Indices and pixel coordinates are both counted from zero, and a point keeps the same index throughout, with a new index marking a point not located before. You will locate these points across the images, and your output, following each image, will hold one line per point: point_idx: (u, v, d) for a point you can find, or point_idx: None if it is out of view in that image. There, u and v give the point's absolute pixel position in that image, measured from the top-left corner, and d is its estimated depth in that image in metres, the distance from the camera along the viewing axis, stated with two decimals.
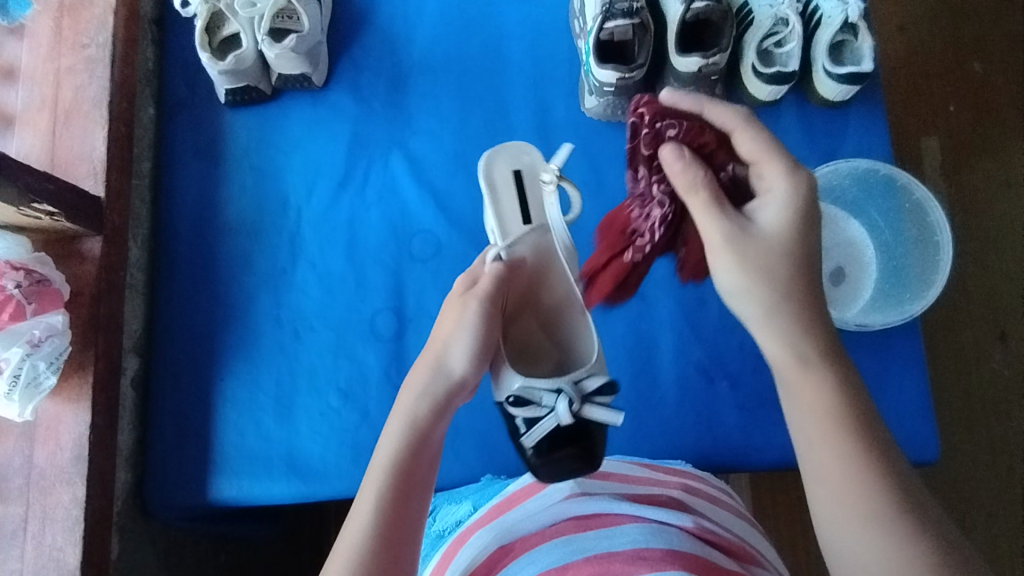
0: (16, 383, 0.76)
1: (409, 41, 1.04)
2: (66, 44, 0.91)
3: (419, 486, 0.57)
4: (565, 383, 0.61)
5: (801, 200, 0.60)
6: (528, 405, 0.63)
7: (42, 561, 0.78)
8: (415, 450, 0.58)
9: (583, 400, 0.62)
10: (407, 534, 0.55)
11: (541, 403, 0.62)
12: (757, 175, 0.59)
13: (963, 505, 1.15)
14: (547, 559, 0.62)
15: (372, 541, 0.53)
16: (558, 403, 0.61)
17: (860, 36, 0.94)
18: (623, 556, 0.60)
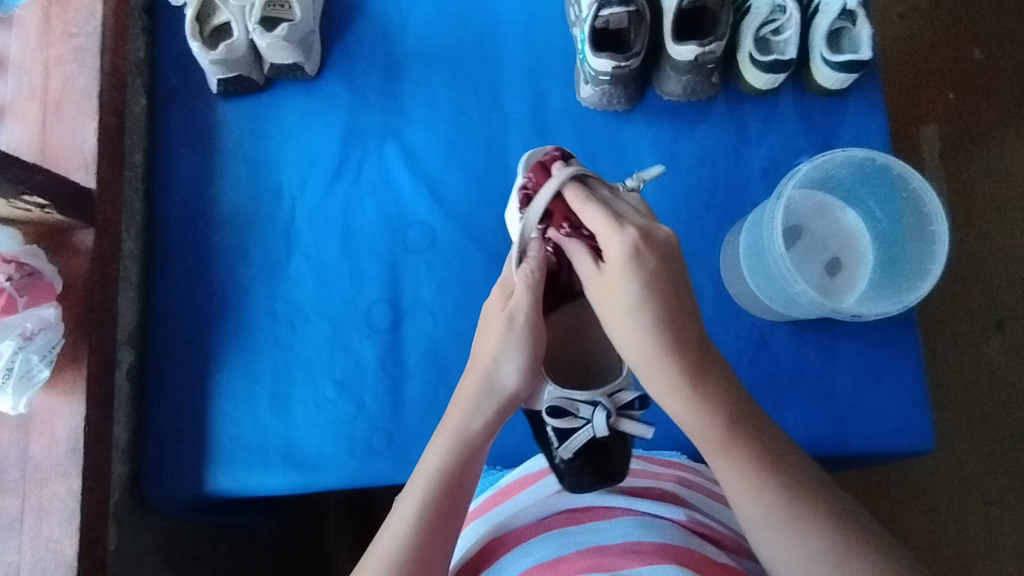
0: (9, 375, 0.75)
1: (402, 29, 1.03)
2: (55, 33, 0.90)
3: (463, 497, 0.57)
4: (600, 396, 0.58)
5: (670, 260, 0.55)
6: (564, 416, 0.59)
7: (39, 553, 0.78)
8: (465, 460, 0.57)
9: (618, 412, 0.59)
10: (442, 545, 0.55)
11: (578, 415, 0.59)
12: (615, 236, 0.55)
13: (959, 494, 1.16)
14: (541, 553, 0.61)
15: (410, 546, 0.54)
16: (596, 415, 0.58)
17: (858, 23, 0.93)
18: (615, 549, 0.59)
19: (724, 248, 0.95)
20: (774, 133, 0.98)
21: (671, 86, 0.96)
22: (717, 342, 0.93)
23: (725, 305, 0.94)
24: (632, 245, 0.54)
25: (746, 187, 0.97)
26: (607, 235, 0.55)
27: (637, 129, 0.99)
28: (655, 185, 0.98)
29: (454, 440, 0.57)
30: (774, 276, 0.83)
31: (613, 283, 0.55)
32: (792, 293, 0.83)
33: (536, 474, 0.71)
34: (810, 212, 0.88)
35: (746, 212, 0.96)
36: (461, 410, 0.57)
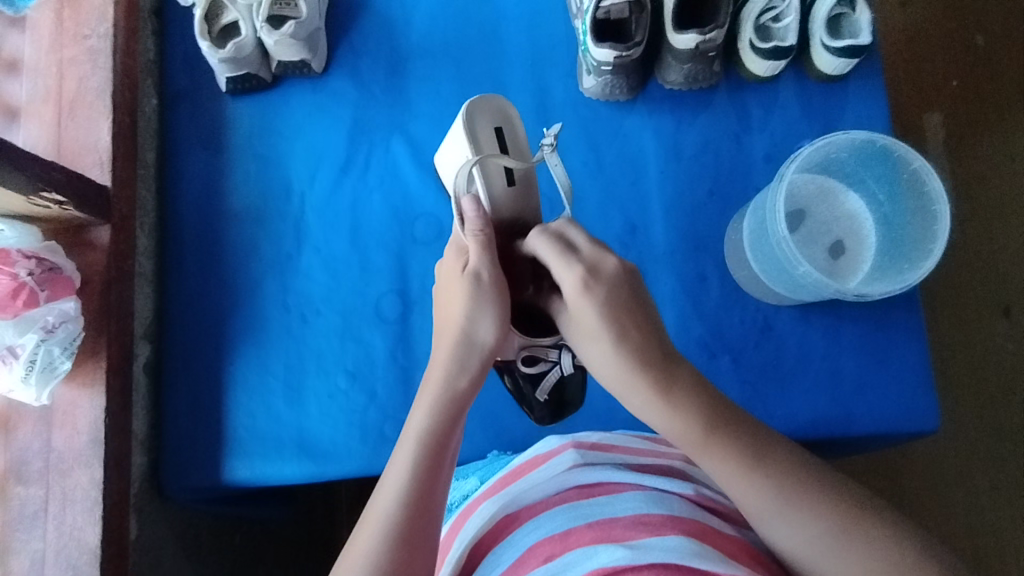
0: (32, 367, 0.78)
1: (407, 24, 1.04)
2: (68, 35, 0.92)
3: (450, 453, 0.59)
4: (565, 340, 0.68)
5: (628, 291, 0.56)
6: (536, 362, 0.69)
7: (63, 540, 0.80)
8: (449, 417, 0.59)
9: None
10: (433, 502, 0.57)
11: (548, 359, 0.69)
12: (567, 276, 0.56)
13: (966, 478, 1.16)
14: (550, 526, 0.63)
15: (403, 500, 0.56)
16: (563, 356, 0.68)
17: (858, 9, 0.94)
18: (624, 522, 0.60)
19: (727, 234, 0.96)
20: (776, 120, 0.99)
21: (672, 75, 0.97)
22: (723, 327, 0.94)
23: (730, 290, 0.95)
24: (578, 283, 0.55)
25: (749, 174, 0.98)
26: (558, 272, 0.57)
27: (640, 119, 1.00)
28: (658, 173, 0.99)
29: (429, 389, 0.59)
30: (779, 260, 0.84)
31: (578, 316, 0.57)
32: (795, 275, 0.84)
33: (546, 454, 0.73)
34: (812, 196, 0.89)
35: (749, 198, 0.97)
36: (438, 373, 0.59)
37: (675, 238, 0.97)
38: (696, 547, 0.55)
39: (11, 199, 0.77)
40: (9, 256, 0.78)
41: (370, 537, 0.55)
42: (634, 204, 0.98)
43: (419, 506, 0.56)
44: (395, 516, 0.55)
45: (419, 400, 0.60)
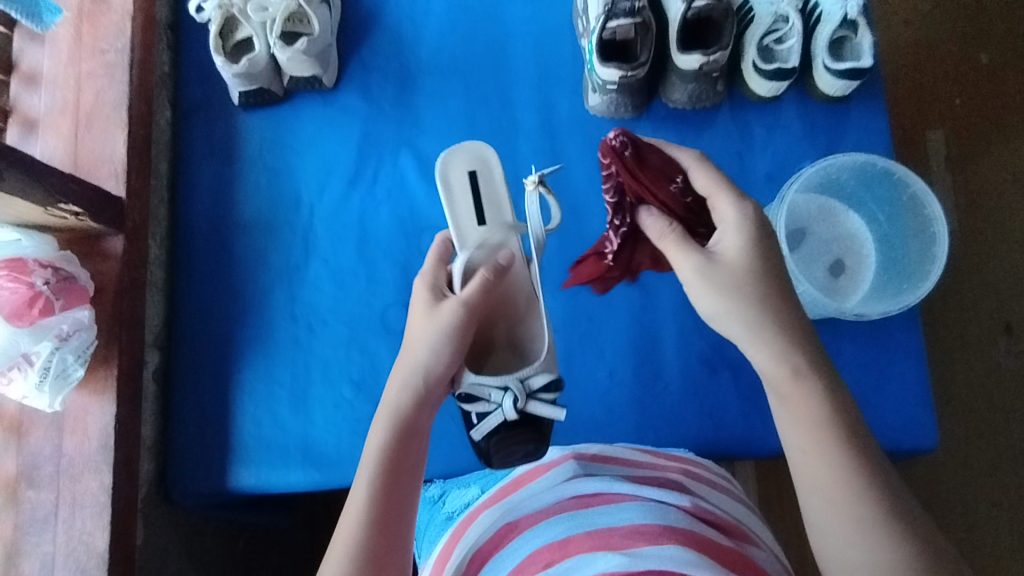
0: (46, 374, 0.79)
1: (416, 41, 1.06)
2: (86, 50, 0.94)
3: (410, 469, 0.61)
4: (511, 382, 0.67)
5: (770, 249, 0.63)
6: (478, 400, 0.69)
7: (73, 544, 0.81)
8: (406, 434, 0.62)
9: (528, 396, 0.68)
10: (399, 513, 0.59)
11: (489, 399, 0.68)
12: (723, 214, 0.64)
13: (967, 496, 1.17)
14: (549, 534, 0.64)
15: (367, 516, 0.58)
16: (505, 399, 0.67)
17: (860, 32, 0.95)
18: (622, 531, 0.61)
19: None
20: (778, 139, 1.01)
21: (676, 94, 0.98)
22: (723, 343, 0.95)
23: None
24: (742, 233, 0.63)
25: (751, 192, 1.00)
26: (722, 200, 0.65)
27: (644, 136, 1.02)
28: None
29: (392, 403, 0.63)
30: None
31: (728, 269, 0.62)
32: (796, 293, 0.85)
33: (547, 465, 0.74)
34: (813, 216, 0.91)
35: None
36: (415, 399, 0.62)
37: None
38: (693, 558, 0.56)
39: (29, 210, 0.79)
40: (26, 265, 0.80)
41: (338, 557, 0.57)
42: None
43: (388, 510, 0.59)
44: (361, 530, 0.57)
45: (377, 423, 0.64)
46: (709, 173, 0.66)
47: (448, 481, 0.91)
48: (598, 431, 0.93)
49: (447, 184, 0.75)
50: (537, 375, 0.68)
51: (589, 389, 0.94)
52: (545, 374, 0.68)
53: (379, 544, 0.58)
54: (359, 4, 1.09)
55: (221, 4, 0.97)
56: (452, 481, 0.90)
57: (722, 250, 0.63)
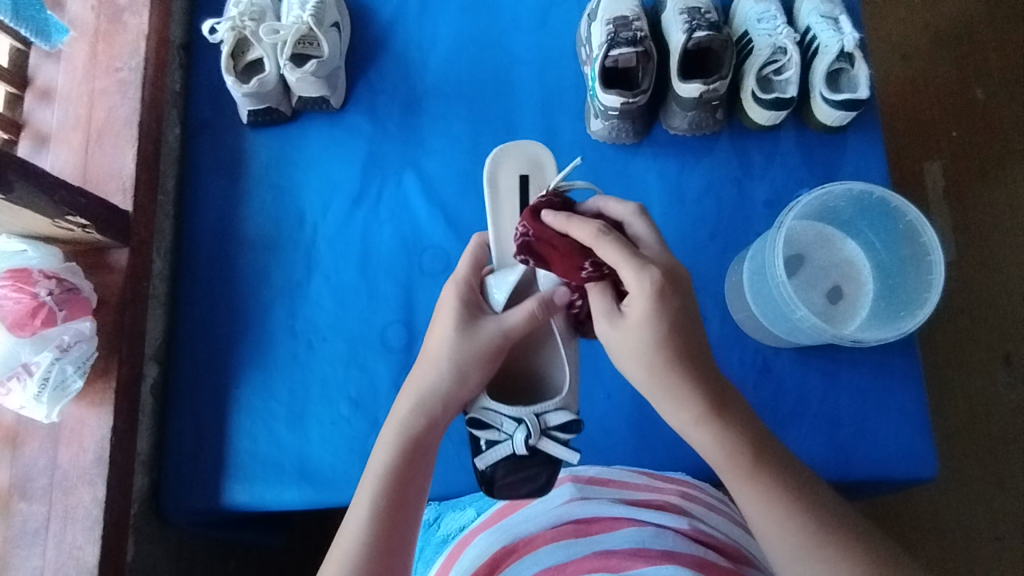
0: (45, 385, 0.79)
1: (423, 65, 1.09)
2: (101, 68, 0.96)
3: (412, 494, 0.60)
4: (526, 415, 0.63)
5: (676, 289, 0.58)
6: (487, 429, 0.63)
7: (62, 559, 0.80)
8: (409, 455, 0.62)
9: (542, 432, 0.63)
10: (400, 540, 0.58)
11: (500, 429, 0.63)
12: (625, 278, 0.58)
13: (969, 528, 1.15)
14: (547, 561, 0.64)
15: (366, 540, 0.57)
16: (517, 432, 0.62)
17: (857, 64, 0.97)
18: (622, 552, 0.62)
19: (728, 276, 0.98)
20: (776, 167, 1.02)
21: (676, 121, 1.00)
22: (722, 368, 0.95)
23: (730, 331, 0.97)
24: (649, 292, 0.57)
25: (750, 218, 1.01)
26: (624, 271, 0.58)
27: (645, 161, 1.04)
28: (661, 215, 1.02)
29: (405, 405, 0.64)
30: (777, 303, 0.86)
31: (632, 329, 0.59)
32: (793, 319, 0.86)
33: None
34: (811, 243, 0.92)
35: (749, 240, 1.00)
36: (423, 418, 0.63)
37: None
38: None
39: (36, 221, 0.79)
40: (31, 276, 0.80)
41: None
42: None
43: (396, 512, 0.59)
44: (358, 555, 0.56)
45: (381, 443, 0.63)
46: (611, 246, 0.59)
47: (443, 503, 0.90)
48: (596, 454, 0.93)
49: (494, 182, 0.75)
50: (555, 413, 0.63)
51: (587, 411, 0.94)
52: (562, 413, 0.64)
53: (381, 550, 0.57)
54: (368, 29, 1.11)
55: (234, 26, 0.99)
56: (447, 503, 0.89)
57: (622, 317, 0.60)
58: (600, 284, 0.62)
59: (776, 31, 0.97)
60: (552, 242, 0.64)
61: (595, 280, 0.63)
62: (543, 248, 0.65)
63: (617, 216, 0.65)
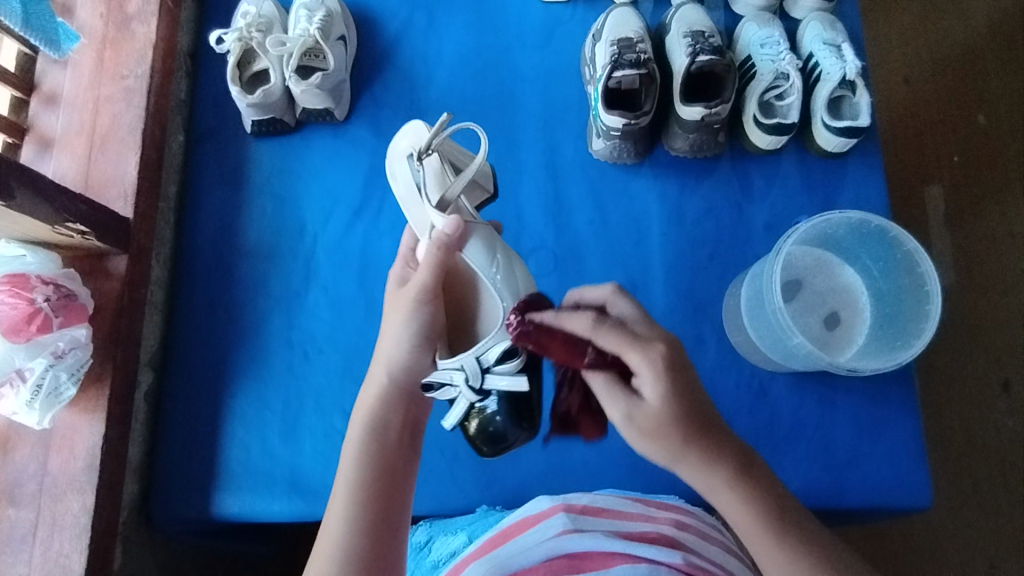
0: (38, 392, 0.79)
1: (428, 80, 1.09)
2: (107, 75, 0.97)
3: (386, 486, 0.61)
4: (465, 361, 0.62)
5: (682, 367, 0.54)
6: (439, 390, 0.65)
7: (48, 567, 0.80)
8: (381, 452, 0.62)
9: (485, 371, 0.63)
10: (381, 531, 0.59)
11: (450, 384, 0.64)
12: (630, 361, 0.54)
13: (965, 556, 1.15)
14: None
15: (347, 539, 0.57)
16: (461, 381, 0.63)
17: (858, 92, 0.97)
18: None
19: (726, 298, 0.98)
20: (776, 191, 1.02)
21: (678, 143, 1.00)
22: (719, 390, 0.95)
23: (726, 353, 0.97)
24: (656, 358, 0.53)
25: (749, 241, 1.01)
26: (630, 356, 0.54)
27: (645, 181, 1.04)
28: (661, 236, 1.02)
29: (378, 429, 0.63)
30: (774, 329, 0.86)
31: (647, 412, 0.54)
32: (790, 345, 0.85)
33: (536, 518, 0.75)
34: (809, 268, 0.92)
35: (748, 263, 1.00)
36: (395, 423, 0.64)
37: (675, 299, 0.99)
38: None
39: (36, 227, 0.79)
40: (29, 282, 0.80)
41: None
42: (637, 264, 1.01)
43: (375, 542, 0.58)
44: (341, 554, 0.57)
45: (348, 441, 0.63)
46: (611, 332, 0.55)
47: (436, 524, 0.90)
48: (589, 475, 0.92)
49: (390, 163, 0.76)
50: (489, 348, 0.62)
51: None
52: (500, 344, 0.62)
53: (364, 546, 0.57)
54: (374, 42, 1.12)
55: (241, 37, 1.00)
56: (440, 524, 0.89)
57: (642, 398, 0.55)
58: (605, 372, 0.56)
59: (779, 57, 0.98)
60: (544, 340, 0.59)
61: (599, 369, 0.56)
62: (535, 347, 0.60)
63: (597, 300, 0.61)
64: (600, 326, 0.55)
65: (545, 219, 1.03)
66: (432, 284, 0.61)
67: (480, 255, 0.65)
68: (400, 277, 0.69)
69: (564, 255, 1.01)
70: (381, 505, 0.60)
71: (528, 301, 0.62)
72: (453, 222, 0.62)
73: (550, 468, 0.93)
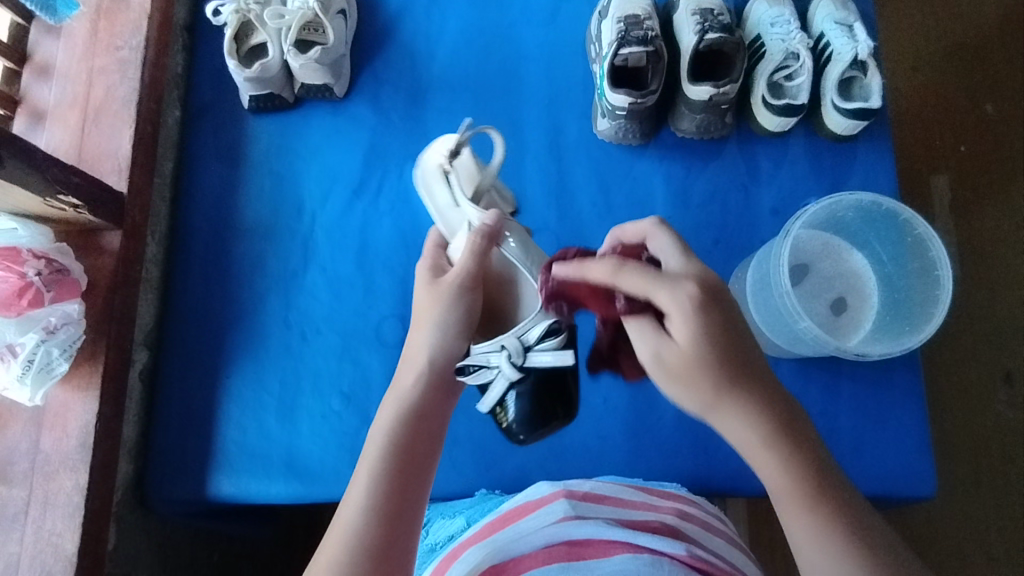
0: (29, 367, 0.78)
1: (429, 57, 1.07)
2: (101, 45, 0.94)
3: (412, 463, 0.60)
4: (502, 340, 0.65)
5: (717, 301, 0.53)
6: (477, 375, 0.66)
7: (40, 545, 0.79)
8: (409, 427, 0.62)
9: (523, 351, 0.65)
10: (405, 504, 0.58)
11: (487, 367, 0.65)
12: (659, 300, 0.53)
13: (962, 547, 1.14)
14: None
15: (366, 508, 0.57)
16: (501, 362, 0.65)
17: (870, 73, 0.95)
18: None
19: (731, 282, 0.96)
20: (784, 174, 1.00)
21: (685, 124, 0.98)
22: None
23: None
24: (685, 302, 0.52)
25: (755, 225, 0.99)
26: (656, 293, 0.53)
27: (650, 163, 1.02)
28: (665, 218, 1.00)
29: (387, 412, 0.62)
30: (781, 313, 0.85)
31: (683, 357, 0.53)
32: (797, 330, 0.84)
33: (536, 503, 0.74)
34: (817, 253, 0.90)
35: (754, 248, 0.98)
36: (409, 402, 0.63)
37: None
38: None
39: (27, 200, 0.78)
40: (19, 255, 0.78)
41: (333, 553, 0.55)
42: None
43: (386, 529, 0.56)
44: (357, 525, 0.56)
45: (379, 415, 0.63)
46: (634, 274, 0.53)
47: (435, 506, 0.89)
48: (589, 459, 0.91)
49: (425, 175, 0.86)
50: (531, 328, 0.65)
51: (580, 416, 0.92)
52: (540, 323, 0.64)
53: (382, 518, 0.56)
54: (375, 18, 1.10)
55: (239, 9, 0.98)
56: (439, 507, 0.88)
57: (671, 335, 0.53)
58: (642, 316, 0.55)
59: (790, 36, 0.96)
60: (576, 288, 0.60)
61: (635, 312, 0.55)
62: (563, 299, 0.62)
63: (636, 240, 0.61)
64: (622, 268, 0.54)
65: (547, 200, 1.01)
66: (475, 269, 0.65)
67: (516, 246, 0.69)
68: (431, 270, 0.70)
69: (566, 237, 1.00)
70: (397, 492, 0.58)
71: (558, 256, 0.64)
72: (494, 214, 0.69)
73: (551, 452, 0.92)
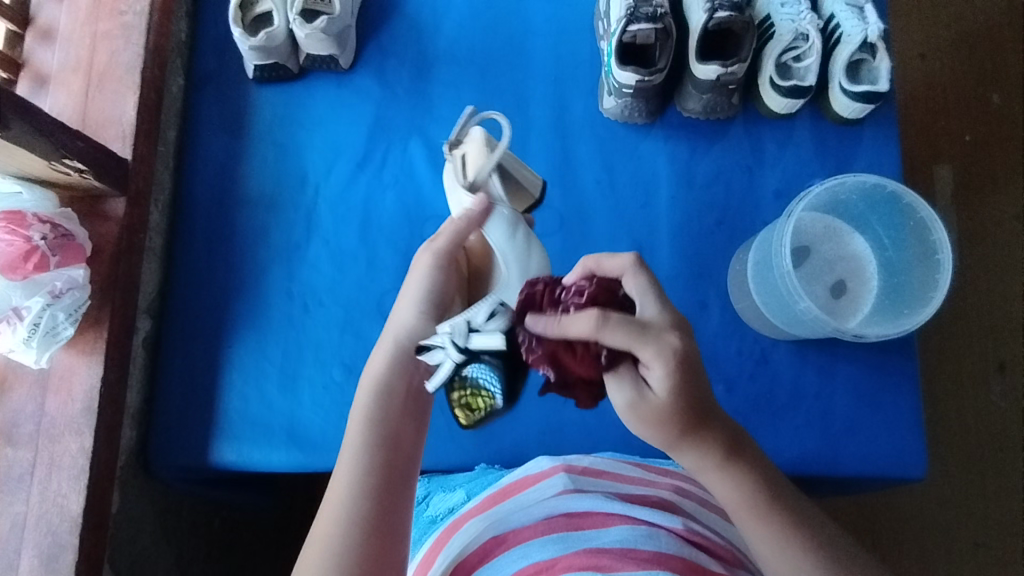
0: (35, 330, 0.79)
1: (436, 30, 1.06)
2: (105, 10, 0.93)
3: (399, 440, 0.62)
4: (453, 322, 0.58)
5: (693, 367, 0.52)
6: (430, 353, 0.59)
7: (46, 506, 0.80)
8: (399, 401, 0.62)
9: (469, 332, 0.57)
10: (396, 477, 0.60)
11: (434, 344, 0.59)
12: (644, 356, 0.51)
13: (948, 532, 1.16)
14: (538, 555, 0.64)
15: (357, 483, 0.58)
16: (447, 344, 0.58)
17: (878, 56, 0.95)
18: (614, 553, 0.62)
19: (732, 262, 0.97)
20: (789, 157, 1.00)
21: (691, 104, 0.98)
22: (719, 355, 0.95)
23: (729, 320, 0.96)
24: (670, 352, 0.51)
25: (758, 207, 0.99)
26: (648, 305, 0.54)
27: (655, 142, 1.02)
28: (668, 198, 1.00)
29: (388, 392, 0.63)
30: (781, 294, 0.85)
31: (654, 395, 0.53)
32: (796, 310, 0.85)
33: (537, 476, 0.74)
34: (819, 236, 0.90)
35: (757, 230, 0.98)
36: (410, 374, 0.63)
37: (680, 263, 0.98)
38: None
39: (32, 161, 0.78)
40: (25, 219, 0.79)
41: (329, 526, 0.56)
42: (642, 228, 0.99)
43: (376, 506, 0.58)
44: (350, 500, 0.57)
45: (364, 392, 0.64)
46: (620, 330, 0.50)
47: (434, 479, 0.90)
48: (586, 435, 0.92)
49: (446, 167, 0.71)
50: (480, 309, 0.58)
51: None
52: (488, 304, 0.58)
53: (378, 491, 0.58)
54: None
55: None
56: (438, 480, 0.89)
57: (650, 389, 0.52)
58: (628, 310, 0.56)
59: (799, 16, 0.95)
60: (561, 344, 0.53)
61: (614, 366, 0.52)
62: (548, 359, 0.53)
63: (614, 273, 0.58)
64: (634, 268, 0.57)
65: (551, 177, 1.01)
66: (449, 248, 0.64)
67: (500, 233, 0.62)
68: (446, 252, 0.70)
69: (569, 216, 0.99)
70: (386, 468, 0.60)
71: (526, 296, 0.56)
72: (479, 199, 0.63)
73: (549, 428, 0.93)
